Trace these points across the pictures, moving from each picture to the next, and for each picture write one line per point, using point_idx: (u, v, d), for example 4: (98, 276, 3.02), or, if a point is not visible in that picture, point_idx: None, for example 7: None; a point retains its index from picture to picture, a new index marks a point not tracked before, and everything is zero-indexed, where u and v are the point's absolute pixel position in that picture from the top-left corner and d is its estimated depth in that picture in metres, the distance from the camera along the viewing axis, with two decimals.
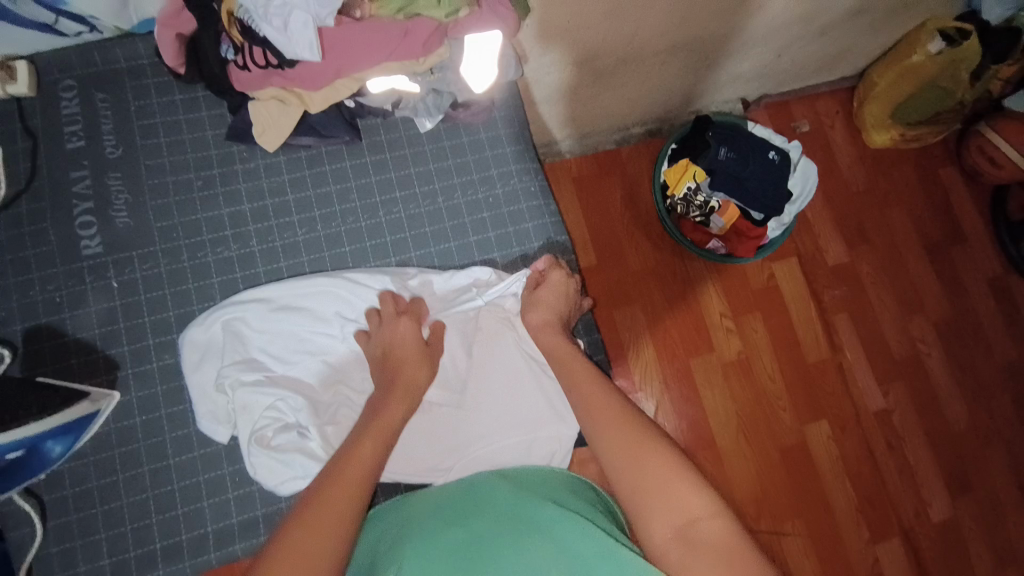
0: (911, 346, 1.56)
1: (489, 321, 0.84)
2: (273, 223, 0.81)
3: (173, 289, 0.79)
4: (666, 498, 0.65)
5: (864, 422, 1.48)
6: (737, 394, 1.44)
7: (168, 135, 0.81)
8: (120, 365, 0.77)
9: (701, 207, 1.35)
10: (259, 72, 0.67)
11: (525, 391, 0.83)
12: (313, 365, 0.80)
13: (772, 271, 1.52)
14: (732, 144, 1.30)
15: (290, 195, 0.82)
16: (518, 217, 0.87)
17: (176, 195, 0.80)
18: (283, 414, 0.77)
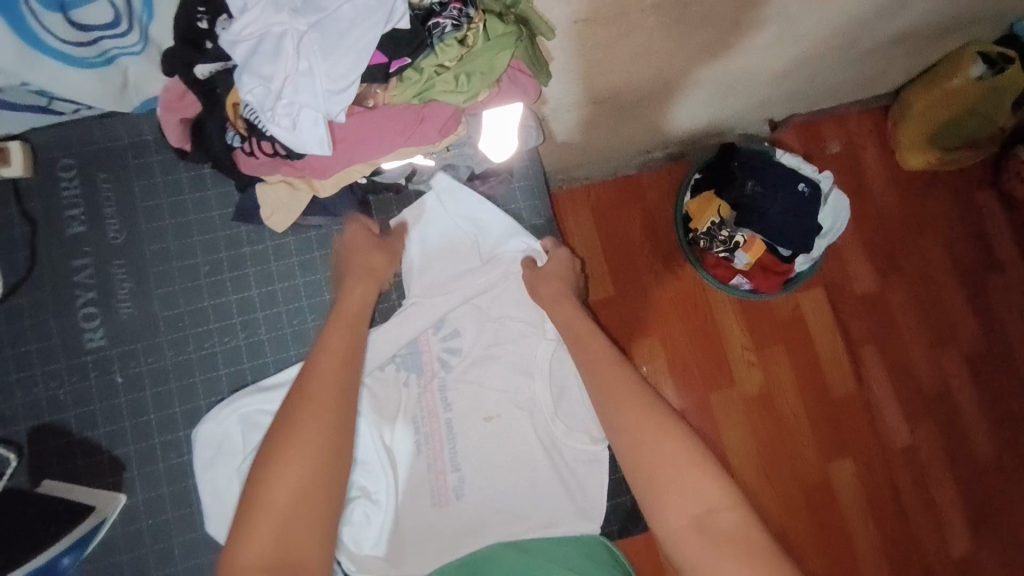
0: (942, 380, 1.50)
1: (503, 408, 0.84)
2: (282, 310, 0.82)
3: (179, 377, 0.81)
4: (681, 489, 0.66)
5: (891, 459, 1.43)
6: (758, 430, 1.40)
7: (174, 223, 0.83)
8: (126, 466, 0.79)
9: (725, 242, 1.27)
10: (267, 159, 0.71)
11: (544, 485, 0.82)
12: None
13: (798, 302, 1.45)
14: (759, 178, 1.24)
15: (300, 278, 0.83)
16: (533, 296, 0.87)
17: (185, 281, 0.82)
18: None
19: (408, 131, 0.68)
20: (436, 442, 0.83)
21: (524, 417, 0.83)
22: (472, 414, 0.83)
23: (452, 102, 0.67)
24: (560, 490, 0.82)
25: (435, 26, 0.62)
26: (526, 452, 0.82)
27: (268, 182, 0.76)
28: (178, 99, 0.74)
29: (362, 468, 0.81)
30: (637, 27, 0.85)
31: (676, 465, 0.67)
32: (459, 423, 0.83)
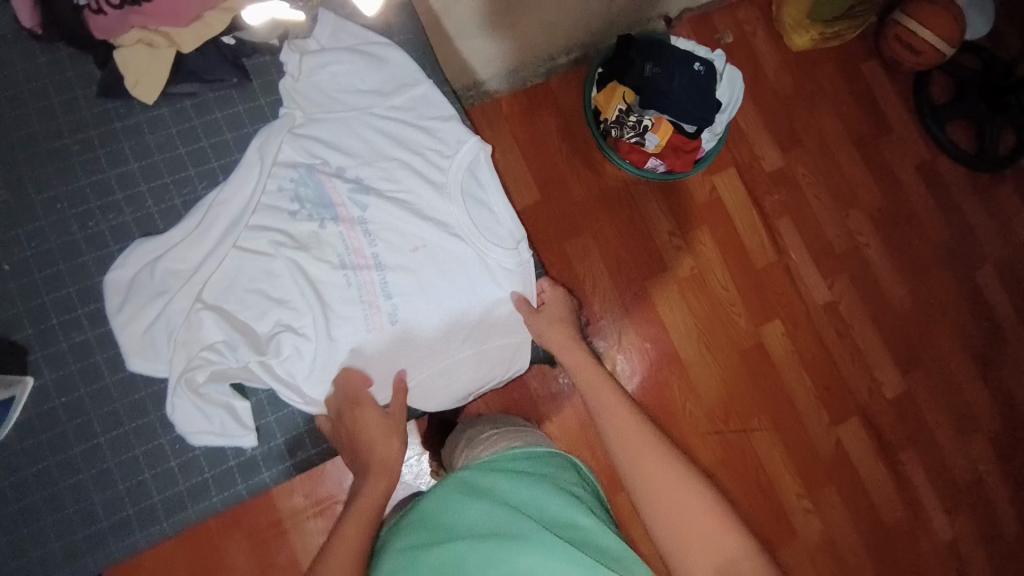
0: (851, 240, 1.63)
1: (433, 239, 0.80)
2: (168, 180, 0.80)
3: (68, 264, 0.77)
4: (691, 522, 0.65)
5: (815, 316, 1.56)
6: (695, 308, 1.48)
7: (37, 102, 0.78)
8: (27, 349, 0.75)
9: (634, 127, 1.32)
10: (115, 12, 0.73)
11: (475, 314, 0.82)
12: (250, 302, 0.77)
13: (713, 184, 1.53)
14: (655, 59, 1.29)
15: (181, 148, 0.81)
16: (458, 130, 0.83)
17: (55, 163, 0.78)
18: (221, 357, 0.76)
19: None
20: (370, 290, 0.78)
21: (461, 256, 0.81)
22: (398, 242, 0.80)
23: None
24: (484, 306, 0.83)
25: None
26: (463, 288, 0.81)
27: (125, 45, 0.76)
28: None
29: (285, 306, 0.77)
30: None
31: (676, 486, 0.68)
32: (394, 282, 0.79)
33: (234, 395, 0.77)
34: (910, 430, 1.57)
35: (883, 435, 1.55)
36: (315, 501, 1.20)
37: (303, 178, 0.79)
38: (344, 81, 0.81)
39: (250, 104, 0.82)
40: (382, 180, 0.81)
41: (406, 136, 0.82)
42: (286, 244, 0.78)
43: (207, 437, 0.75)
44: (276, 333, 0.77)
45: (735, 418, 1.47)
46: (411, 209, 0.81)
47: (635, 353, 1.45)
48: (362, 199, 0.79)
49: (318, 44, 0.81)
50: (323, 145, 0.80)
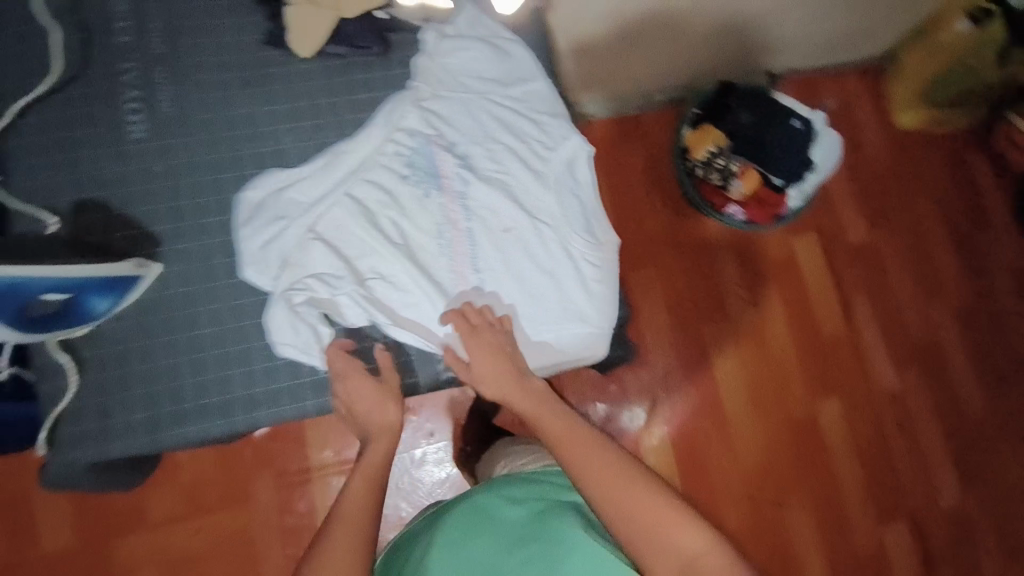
0: (928, 330, 1.55)
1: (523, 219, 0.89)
2: (310, 124, 0.91)
3: (213, 177, 0.89)
4: (667, 545, 0.65)
5: (876, 401, 1.49)
6: (750, 364, 1.45)
7: (211, 51, 0.91)
8: (160, 242, 0.87)
9: (721, 170, 1.32)
10: None
11: (545, 291, 0.88)
12: (352, 243, 0.86)
13: (791, 245, 1.50)
14: (753, 109, 1.29)
15: (324, 100, 0.92)
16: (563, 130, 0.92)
17: (216, 92, 0.91)
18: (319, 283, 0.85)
19: None
20: (458, 245, 0.87)
21: (541, 238, 0.88)
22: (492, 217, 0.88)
23: None
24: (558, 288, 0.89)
25: None
26: (538, 266, 0.88)
27: (295, 4, 0.90)
28: None
29: (381, 252, 0.86)
30: None
31: (654, 515, 0.66)
32: (479, 250, 0.87)
33: (321, 318, 0.85)
34: (961, 550, 1.44)
35: (931, 547, 1.43)
36: (342, 458, 1.25)
37: (424, 147, 0.88)
38: (469, 66, 0.91)
39: (388, 73, 0.92)
40: (486, 159, 0.89)
41: (514, 124, 0.90)
42: (392, 201, 0.87)
43: (293, 349, 0.84)
44: (370, 273, 0.86)
45: (772, 488, 1.40)
46: (509, 189, 0.89)
47: (678, 396, 1.42)
48: (466, 175, 0.88)
49: (456, 32, 0.91)
50: (440, 120, 0.89)
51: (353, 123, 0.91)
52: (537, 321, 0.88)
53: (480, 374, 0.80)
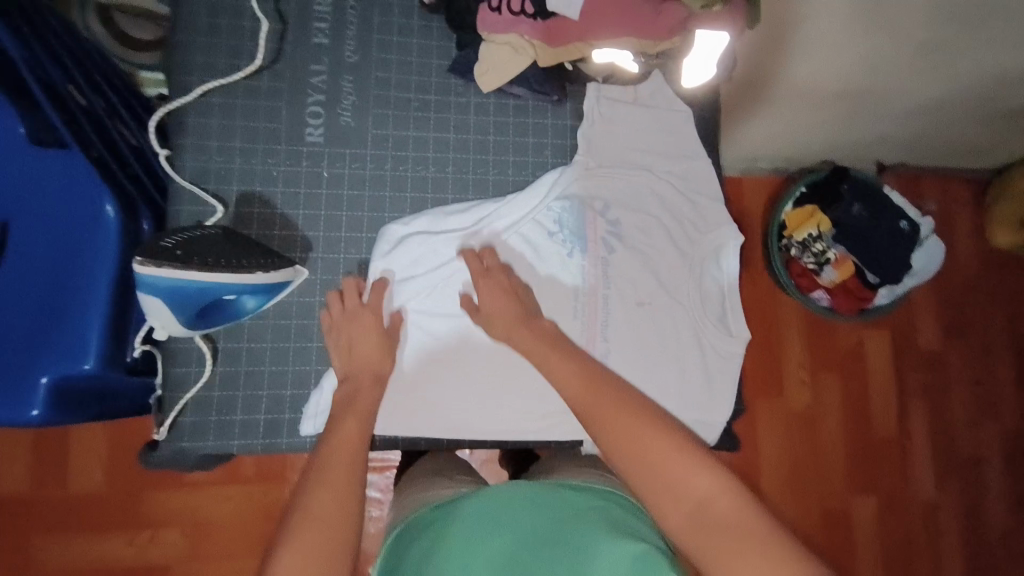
0: (975, 451, 1.52)
1: (662, 306, 0.73)
2: (430, 136, 0.70)
3: None
4: (686, 488, 0.50)
5: (911, 512, 1.47)
6: (796, 447, 1.42)
7: None
8: None
9: (817, 255, 1.30)
10: (510, 18, 0.64)
11: (685, 407, 0.72)
12: (458, 303, 0.68)
13: (862, 338, 1.48)
14: (866, 201, 1.26)
15: (451, 112, 0.71)
16: (717, 213, 0.75)
17: None
18: (410, 353, 0.67)
19: (644, 27, 0.63)
20: (591, 316, 0.71)
21: (686, 341, 0.73)
22: (627, 296, 0.72)
23: (688, 6, 0.61)
24: (692, 389, 0.73)
25: None
26: (681, 377, 0.72)
27: (492, 41, 0.67)
28: None
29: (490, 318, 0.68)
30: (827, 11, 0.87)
31: (671, 467, 0.51)
32: (617, 350, 0.71)
33: (419, 405, 0.66)
34: None
35: None
36: None
37: (571, 215, 0.71)
38: (641, 120, 0.73)
39: (558, 124, 0.73)
40: (641, 242, 0.73)
41: (674, 205, 0.74)
42: (515, 261, 0.70)
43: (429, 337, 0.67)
44: (472, 341, 0.68)
45: None
46: (653, 273, 0.73)
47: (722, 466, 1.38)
48: (613, 244, 0.72)
49: (627, 88, 0.73)
50: (594, 185, 0.72)
51: (479, 149, 0.71)
52: None
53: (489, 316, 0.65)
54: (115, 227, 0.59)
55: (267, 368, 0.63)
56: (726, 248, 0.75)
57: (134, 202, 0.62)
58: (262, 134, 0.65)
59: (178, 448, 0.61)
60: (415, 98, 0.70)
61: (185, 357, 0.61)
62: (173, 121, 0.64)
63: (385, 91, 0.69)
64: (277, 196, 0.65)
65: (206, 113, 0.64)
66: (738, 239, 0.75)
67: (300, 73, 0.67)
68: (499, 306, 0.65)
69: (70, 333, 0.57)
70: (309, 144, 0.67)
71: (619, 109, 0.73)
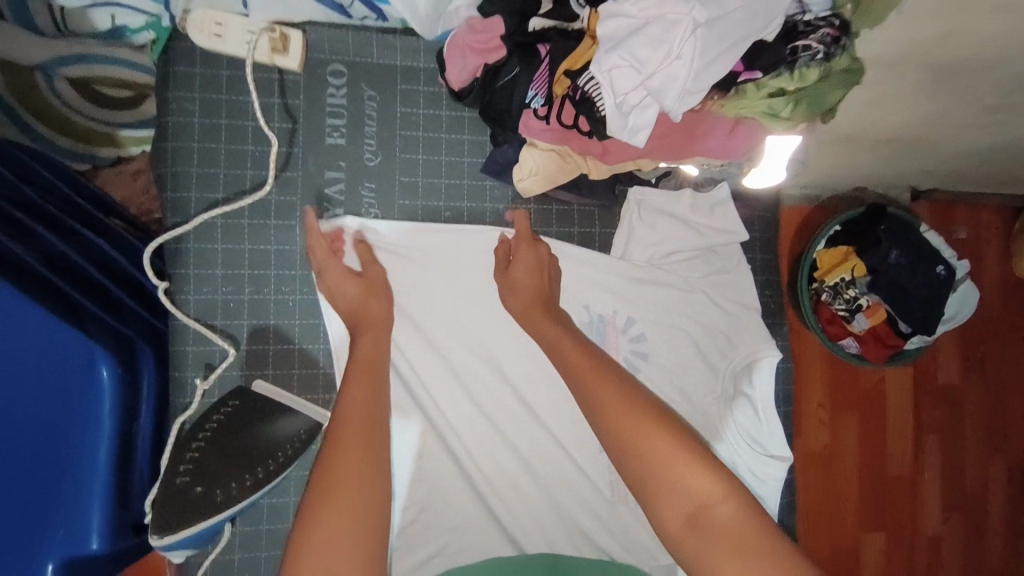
0: (981, 483, 1.52)
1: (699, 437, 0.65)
2: (454, 247, 0.61)
3: None
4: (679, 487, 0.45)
5: (917, 543, 1.47)
6: (811, 485, 1.40)
7: None
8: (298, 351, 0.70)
9: (849, 301, 1.24)
10: (560, 131, 0.54)
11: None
12: (488, 436, 0.62)
13: (884, 375, 1.43)
14: (904, 247, 1.20)
15: (485, 221, 0.63)
16: (753, 330, 0.66)
17: None
18: (427, 500, 0.59)
19: (714, 147, 0.54)
20: None
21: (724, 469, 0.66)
22: None
23: (767, 126, 0.53)
24: None
25: (804, 49, 0.48)
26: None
27: (536, 146, 0.58)
28: (482, 40, 0.53)
29: (519, 450, 0.62)
30: (898, 77, 0.78)
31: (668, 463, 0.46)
32: None
33: (453, 555, 0.60)
34: None
35: None
36: None
37: (589, 329, 0.64)
38: (690, 227, 0.65)
39: (608, 231, 0.65)
40: (669, 360, 0.65)
41: (709, 317, 0.65)
42: (548, 389, 0.63)
43: (427, 293, 0.61)
44: (498, 480, 0.62)
45: None
46: (688, 397, 0.65)
47: None
48: (638, 363, 0.64)
49: (678, 186, 0.65)
50: (620, 297, 0.64)
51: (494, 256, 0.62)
52: None
53: (512, 281, 0.59)
54: (113, 383, 0.50)
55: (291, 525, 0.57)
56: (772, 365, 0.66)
57: (132, 346, 0.54)
58: (274, 258, 0.58)
59: None
60: (445, 206, 0.62)
61: None
62: (172, 247, 0.56)
63: (411, 199, 0.61)
64: (293, 329, 0.58)
65: (208, 238, 0.56)
66: (774, 353, 0.66)
67: (314, 182, 0.59)
68: (523, 282, 0.59)
69: (67, 511, 0.49)
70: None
71: (664, 218, 0.64)
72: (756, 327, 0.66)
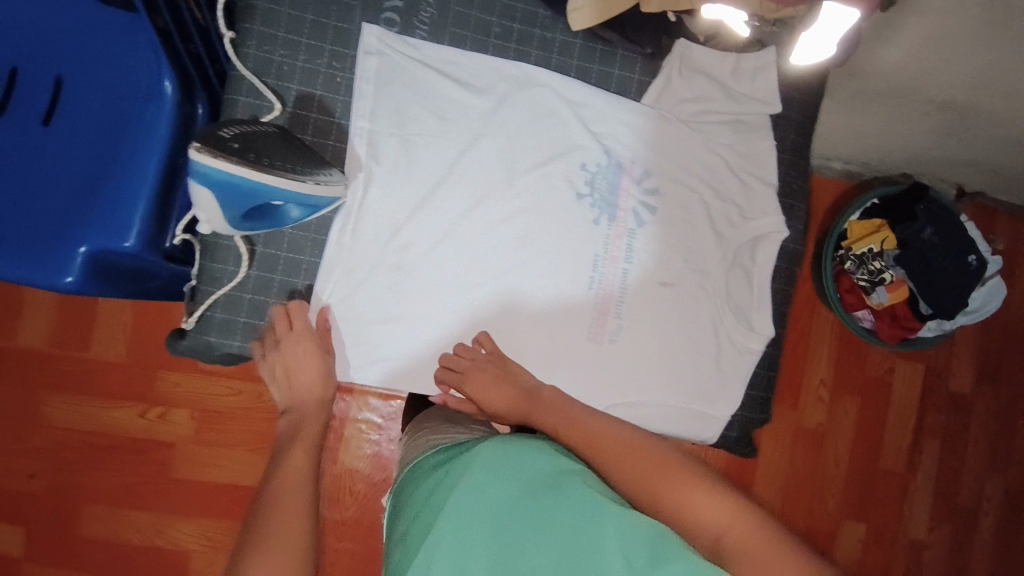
0: (977, 500, 1.40)
1: (689, 298, 0.67)
2: (494, 63, 0.63)
3: None
4: (688, 516, 0.46)
5: (898, 545, 1.37)
6: (798, 463, 1.33)
7: None
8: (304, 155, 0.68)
9: (870, 273, 1.06)
10: None
11: (692, 395, 0.66)
12: (489, 250, 0.63)
13: (893, 366, 1.35)
14: (940, 226, 1.03)
15: (534, 45, 0.65)
16: (764, 204, 0.68)
17: None
18: (414, 291, 0.62)
19: None
20: (609, 293, 0.65)
21: (704, 332, 0.67)
22: (650, 271, 0.66)
23: None
24: (713, 382, 0.67)
25: None
26: (692, 373, 0.67)
27: None
28: None
29: (517, 270, 0.64)
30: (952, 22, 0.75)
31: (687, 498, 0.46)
32: (630, 329, 0.65)
33: (431, 348, 0.63)
34: None
35: None
36: None
37: (605, 169, 0.65)
38: (727, 92, 0.66)
39: (647, 81, 0.66)
40: (675, 215, 0.66)
41: (722, 180, 0.67)
42: (554, 219, 0.64)
43: (463, 98, 0.63)
44: (491, 292, 0.64)
45: None
46: (685, 257, 0.66)
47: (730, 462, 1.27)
48: (646, 215, 0.65)
49: (726, 47, 0.65)
50: (641, 144, 0.65)
51: (527, 85, 0.64)
52: (685, 421, 0.67)
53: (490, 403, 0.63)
54: (171, 107, 0.58)
55: (299, 282, 0.61)
56: (772, 241, 0.68)
57: (192, 85, 0.61)
58: (331, 35, 0.61)
59: (205, 341, 0.60)
60: (498, 23, 0.64)
61: (223, 254, 0.59)
62: (243, 5, 0.60)
63: (466, 8, 0.63)
64: (337, 105, 0.62)
65: (278, 1, 0.60)
66: (780, 232, 0.67)
67: None
68: (500, 396, 0.62)
69: (114, 203, 0.57)
70: (369, 62, 0.61)
71: (704, 76, 0.65)
72: (765, 204, 0.68)
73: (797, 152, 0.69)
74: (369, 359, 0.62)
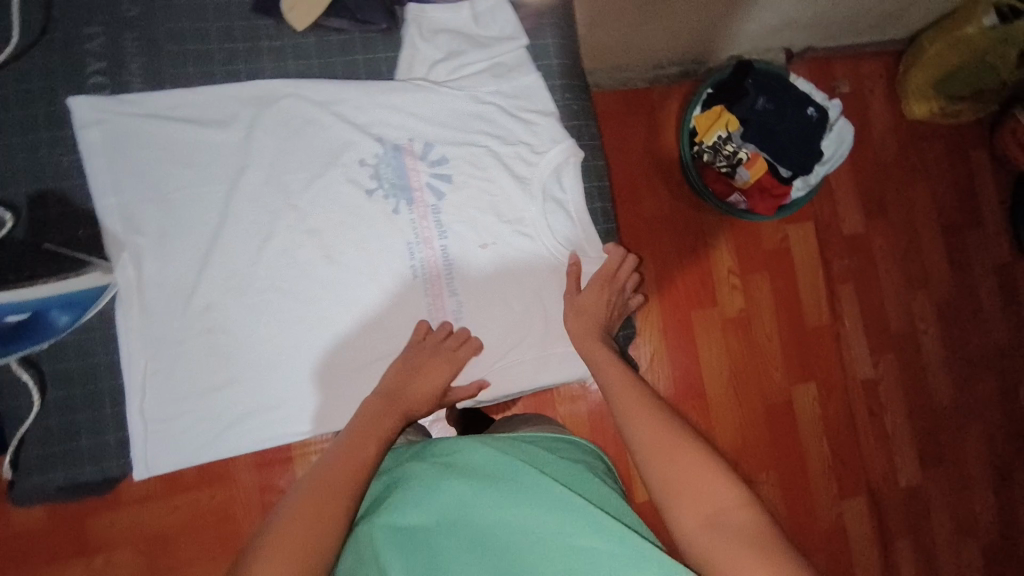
0: (910, 323, 1.23)
1: (512, 250, 0.66)
2: (224, 89, 0.60)
3: None
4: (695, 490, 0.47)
5: (850, 390, 1.20)
6: (735, 353, 1.16)
7: None
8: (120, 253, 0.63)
9: (728, 157, 1.06)
10: None
11: (551, 339, 0.66)
12: (295, 279, 0.61)
13: (787, 234, 1.19)
14: (772, 93, 1.02)
15: (265, 58, 0.62)
16: (554, 134, 0.67)
17: None
18: (235, 347, 0.60)
19: None
20: (436, 275, 0.64)
21: (540, 276, 0.66)
22: (463, 237, 0.65)
23: None
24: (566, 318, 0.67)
25: None
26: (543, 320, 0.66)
27: None
28: None
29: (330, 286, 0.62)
30: None
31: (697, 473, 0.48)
32: (468, 301, 0.65)
33: (276, 394, 0.61)
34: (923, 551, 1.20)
35: (887, 530, 1.19)
36: None
37: (385, 156, 0.63)
38: (475, 41, 0.65)
39: (393, 55, 0.65)
40: (468, 176, 0.65)
41: (502, 127, 0.66)
42: (345, 224, 0.62)
43: (205, 138, 0.59)
44: (316, 315, 0.62)
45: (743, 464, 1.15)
46: (494, 214, 0.66)
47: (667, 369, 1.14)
48: (441, 187, 0.65)
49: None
50: (409, 121, 0.64)
51: (271, 101, 0.61)
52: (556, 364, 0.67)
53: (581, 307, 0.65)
54: None
55: (107, 384, 0.59)
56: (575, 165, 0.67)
57: None
58: (43, 122, 0.58)
59: (31, 482, 0.58)
60: (217, 48, 0.61)
61: (13, 390, 0.57)
62: None
63: (179, 46, 0.60)
64: (77, 191, 0.58)
65: None
66: (576, 155, 0.67)
67: (74, 42, 0.59)
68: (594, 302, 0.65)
69: None
70: (91, 135, 0.57)
71: (446, 33, 0.65)
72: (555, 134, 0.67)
73: (567, 74, 0.69)
74: (217, 429, 0.60)
